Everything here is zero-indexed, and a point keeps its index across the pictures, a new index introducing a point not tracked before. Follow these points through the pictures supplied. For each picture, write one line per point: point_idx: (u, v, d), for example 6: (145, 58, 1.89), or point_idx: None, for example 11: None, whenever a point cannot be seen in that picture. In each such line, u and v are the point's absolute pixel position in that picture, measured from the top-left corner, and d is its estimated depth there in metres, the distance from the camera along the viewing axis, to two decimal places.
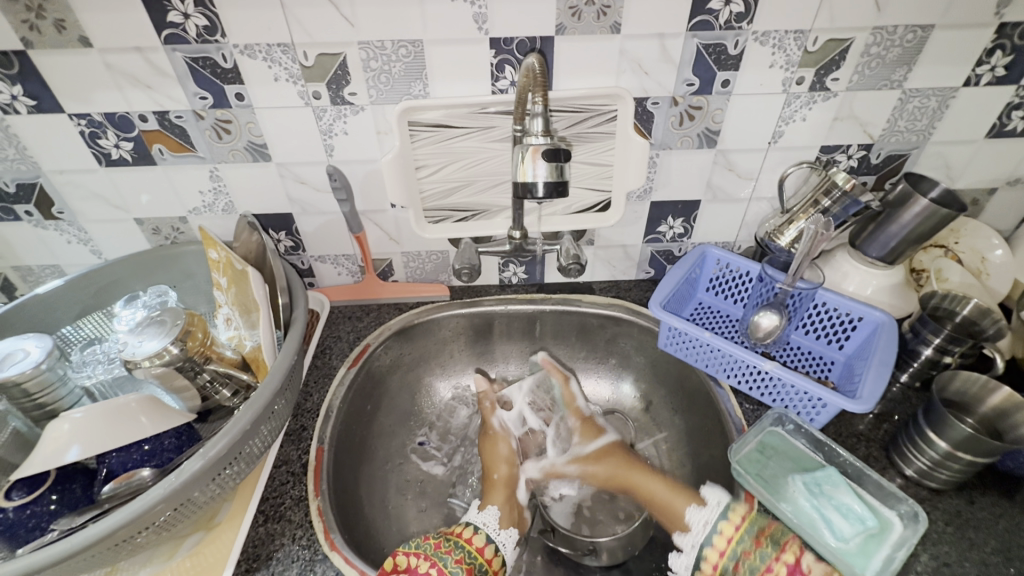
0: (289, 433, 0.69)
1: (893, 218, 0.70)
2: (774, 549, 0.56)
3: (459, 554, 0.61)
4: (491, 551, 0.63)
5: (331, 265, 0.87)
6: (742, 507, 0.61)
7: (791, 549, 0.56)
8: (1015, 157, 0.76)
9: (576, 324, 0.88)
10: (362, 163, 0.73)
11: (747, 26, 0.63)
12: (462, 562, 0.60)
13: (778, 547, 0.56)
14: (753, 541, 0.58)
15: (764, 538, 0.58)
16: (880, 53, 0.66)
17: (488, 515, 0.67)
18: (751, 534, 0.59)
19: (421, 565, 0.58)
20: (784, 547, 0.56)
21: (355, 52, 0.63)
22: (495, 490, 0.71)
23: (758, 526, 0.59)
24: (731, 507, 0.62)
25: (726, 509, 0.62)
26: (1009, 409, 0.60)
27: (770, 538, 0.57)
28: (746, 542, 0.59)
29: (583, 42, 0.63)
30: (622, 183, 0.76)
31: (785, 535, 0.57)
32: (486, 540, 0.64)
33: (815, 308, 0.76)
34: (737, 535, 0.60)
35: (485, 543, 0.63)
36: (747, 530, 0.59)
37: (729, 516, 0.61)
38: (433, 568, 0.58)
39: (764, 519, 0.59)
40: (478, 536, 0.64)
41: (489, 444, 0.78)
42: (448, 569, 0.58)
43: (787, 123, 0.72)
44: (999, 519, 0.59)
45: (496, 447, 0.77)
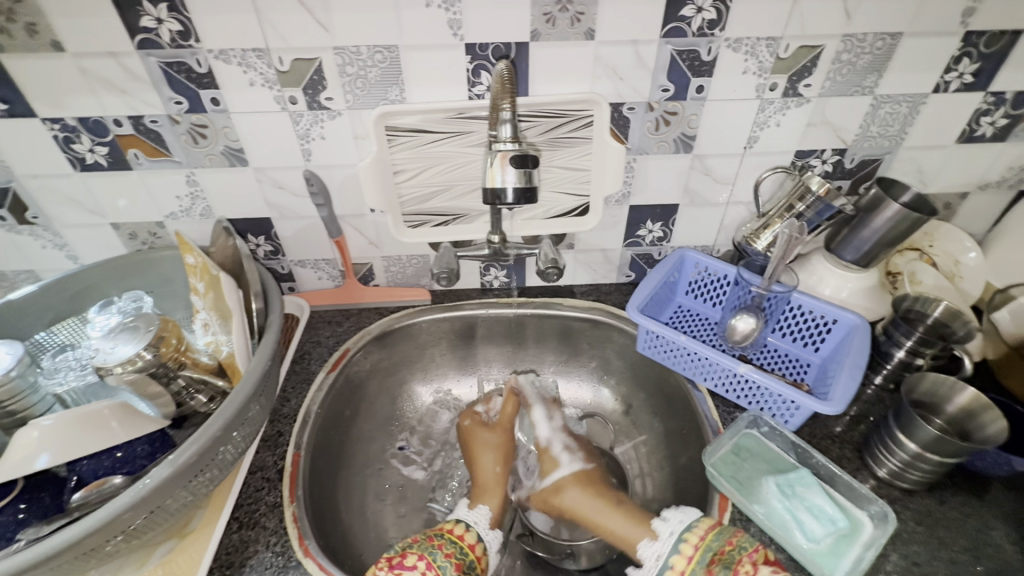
0: (266, 439, 0.69)
1: (866, 222, 0.71)
2: (727, 575, 0.52)
3: (450, 549, 0.58)
4: (480, 549, 0.61)
5: (311, 270, 0.87)
6: (694, 534, 0.56)
7: (745, 571, 0.51)
8: (985, 162, 0.78)
9: (557, 328, 0.88)
10: (340, 168, 0.73)
11: (719, 33, 0.64)
12: (452, 557, 0.57)
13: (731, 571, 0.52)
14: (707, 570, 0.54)
15: (717, 563, 0.53)
16: (851, 60, 0.67)
17: (478, 514, 0.65)
18: (705, 564, 0.54)
19: (409, 559, 0.55)
20: (736, 572, 0.51)
21: (331, 58, 0.63)
22: (486, 488, 0.70)
23: (710, 553, 0.54)
24: (683, 537, 0.57)
25: (676, 539, 0.57)
26: (977, 409, 0.61)
27: (722, 563, 0.53)
28: (701, 574, 0.54)
29: (558, 48, 0.64)
30: (600, 188, 0.77)
31: (741, 557, 0.52)
32: (476, 538, 0.62)
33: (790, 311, 0.77)
34: (691, 566, 0.55)
35: (475, 541, 0.61)
36: (700, 559, 0.55)
37: (680, 548, 0.56)
38: (423, 561, 0.55)
39: (717, 543, 0.55)
40: (469, 533, 0.62)
41: (478, 434, 0.77)
42: (436, 563, 0.55)
43: (761, 128, 0.72)
44: (969, 518, 0.60)
45: (486, 436, 0.77)
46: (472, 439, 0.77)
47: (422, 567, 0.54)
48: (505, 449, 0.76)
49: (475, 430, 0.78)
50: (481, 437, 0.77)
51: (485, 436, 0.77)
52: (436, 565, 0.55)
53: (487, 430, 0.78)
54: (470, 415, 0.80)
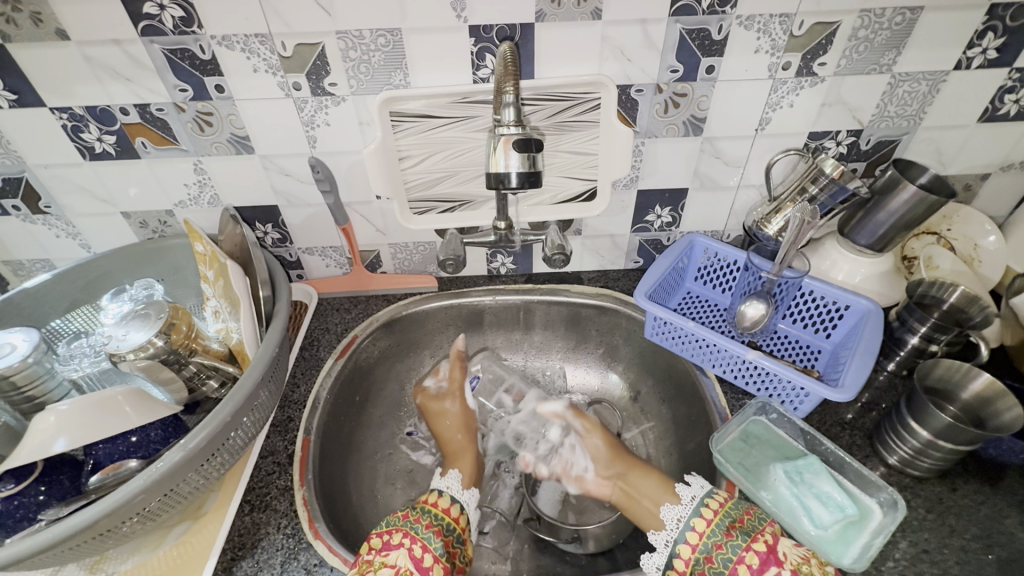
0: (276, 424, 0.70)
1: (881, 205, 0.69)
2: (744, 539, 0.54)
3: (428, 519, 0.59)
4: (456, 510, 0.64)
5: (319, 257, 0.87)
6: (716, 501, 0.60)
7: (763, 538, 0.54)
8: (1009, 142, 0.75)
9: (564, 314, 0.88)
10: (346, 155, 0.73)
11: (730, 11, 0.62)
12: (433, 526, 0.59)
13: (749, 536, 0.54)
14: (724, 533, 0.56)
15: (736, 529, 0.56)
16: (868, 37, 0.64)
17: (450, 479, 0.68)
18: (723, 527, 0.57)
19: (395, 537, 0.56)
20: (754, 537, 0.54)
21: (333, 42, 0.62)
22: (457, 454, 0.73)
23: (730, 519, 0.57)
24: (705, 502, 0.60)
25: (699, 503, 0.60)
26: (991, 396, 0.60)
27: (742, 529, 0.56)
28: (717, 535, 0.57)
29: (563, 29, 0.62)
30: (608, 172, 0.76)
31: (761, 527, 0.56)
32: (450, 501, 0.64)
33: (801, 297, 0.75)
34: (709, 529, 0.58)
35: (445, 502, 0.64)
36: (719, 523, 0.57)
37: (700, 511, 0.59)
38: (407, 538, 0.56)
39: (738, 512, 0.58)
40: (443, 499, 0.64)
41: (430, 402, 0.80)
42: (420, 537, 0.57)
43: (774, 109, 0.71)
44: (981, 506, 0.59)
45: (437, 405, 0.79)
46: (428, 408, 0.79)
47: (407, 543, 0.55)
48: (462, 418, 0.79)
49: (429, 399, 0.80)
50: (434, 406, 0.79)
51: (438, 405, 0.79)
52: (420, 538, 0.57)
53: (437, 400, 0.80)
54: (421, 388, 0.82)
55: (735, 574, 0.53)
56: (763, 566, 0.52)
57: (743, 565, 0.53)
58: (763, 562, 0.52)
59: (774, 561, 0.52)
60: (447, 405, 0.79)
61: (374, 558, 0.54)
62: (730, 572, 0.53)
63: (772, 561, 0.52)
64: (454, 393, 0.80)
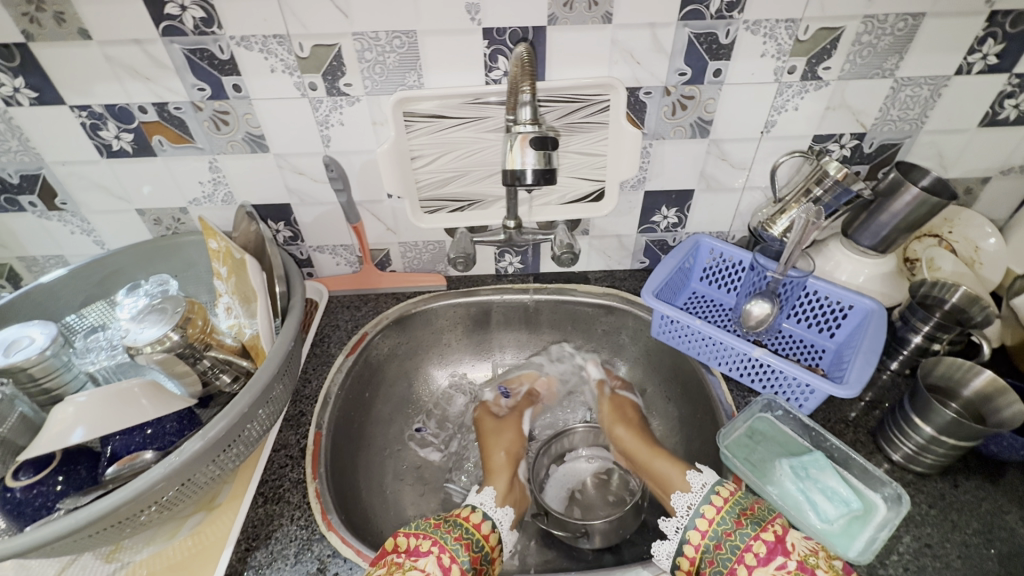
0: (288, 418, 0.71)
1: (884, 207, 0.70)
2: (754, 528, 0.54)
3: (459, 532, 0.58)
4: (488, 527, 0.62)
5: (329, 256, 0.88)
6: (727, 490, 0.59)
7: (773, 528, 0.54)
8: (1008, 147, 0.76)
9: (570, 313, 0.89)
10: (359, 154, 0.74)
11: (738, 15, 0.63)
12: (462, 539, 0.58)
13: (759, 526, 0.54)
14: (734, 522, 0.56)
15: (747, 518, 0.56)
16: (871, 42, 0.66)
17: (485, 495, 0.67)
18: (733, 516, 0.57)
19: (423, 543, 0.56)
20: (764, 526, 0.54)
21: (350, 43, 0.64)
22: (495, 473, 0.73)
23: (741, 507, 0.57)
24: (714, 489, 0.60)
25: (709, 491, 0.60)
26: (992, 393, 0.61)
27: (752, 518, 0.56)
28: (727, 523, 0.57)
29: (575, 31, 0.64)
30: (616, 173, 0.77)
31: (770, 517, 0.56)
32: (483, 517, 0.63)
33: (806, 297, 0.77)
34: (719, 516, 0.58)
35: (482, 520, 0.62)
36: (729, 512, 0.57)
37: (711, 498, 0.59)
38: (436, 546, 0.56)
39: (747, 502, 0.58)
40: (475, 514, 0.63)
41: (484, 425, 0.81)
42: (450, 547, 0.56)
43: (779, 113, 0.72)
44: (983, 501, 0.60)
45: (494, 428, 0.81)
46: (480, 429, 0.81)
47: (436, 552, 0.55)
48: (512, 442, 0.78)
49: (485, 420, 0.82)
50: (491, 427, 0.81)
51: (495, 428, 0.81)
52: (449, 549, 0.56)
53: (497, 421, 0.82)
54: (482, 405, 0.85)
55: (741, 562, 0.53)
56: (770, 554, 0.52)
57: (751, 553, 0.53)
58: (771, 551, 0.52)
59: (781, 552, 0.52)
60: (502, 429, 0.80)
61: (403, 561, 0.54)
62: (737, 560, 0.54)
63: (779, 551, 0.52)
64: (510, 422, 0.82)
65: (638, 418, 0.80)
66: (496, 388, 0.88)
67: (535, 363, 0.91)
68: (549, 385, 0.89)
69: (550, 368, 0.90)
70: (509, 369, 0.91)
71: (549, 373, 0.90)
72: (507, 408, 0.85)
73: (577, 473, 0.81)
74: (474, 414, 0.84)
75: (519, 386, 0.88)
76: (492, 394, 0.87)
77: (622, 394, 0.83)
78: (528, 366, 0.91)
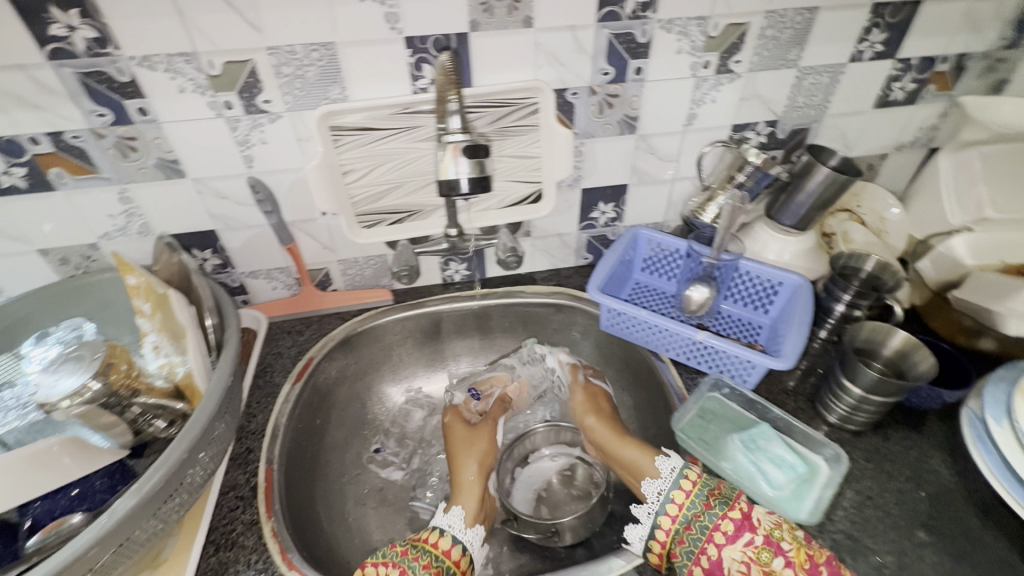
0: (235, 457, 0.67)
1: (801, 187, 0.75)
2: (722, 508, 0.57)
3: (427, 559, 0.58)
4: (457, 551, 0.61)
5: (265, 281, 0.83)
6: (694, 473, 0.61)
7: (739, 506, 0.57)
8: (901, 125, 0.84)
9: (521, 315, 0.89)
10: (285, 173, 0.71)
11: (652, 15, 0.66)
12: (429, 568, 0.57)
13: (726, 505, 0.57)
14: (703, 503, 0.58)
15: (715, 498, 0.58)
16: (774, 35, 0.70)
17: (453, 515, 0.64)
18: (702, 498, 0.59)
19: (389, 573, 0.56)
20: (731, 505, 0.57)
21: (264, 58, 0.61)
22: (463, 489, 0.70)
23: (708, 489, 0.59)
24: (682, 472, 0.61)
25: (678, 475, 0.61)
26: (909, 350, 0.66)
27: (719, 498, 0.58)
28: (697, 506, 0.58)
29: (497, 36, 0.64)
30: (551, 173, 0.78)
31: (736, 495, 0.58)
32: (452, 541, 0.61)
33: (740, 278, 0.81)
34: (688, 501, 0.59)
35: (451, 545, 0.61)
36: (698, 494, 0.59)
37: (680, 483, 0.61)
38: None
39: (714, 482, 0.60)
40: (444, 539, 0.61)
41: (453, 433, 0.78)
42: None
43: (699, 105, 0.76)
44: (910, 450, 0.65)
45: (464, 437, 0.77)
46: (451, 438, 0.78)
47: None
48: (485, 453, 0.75)
49: (455, 427, 0.79)
50: (461, 438, 0.77)
51: (465, 438, 0.77)
52: None
53: (468, 429, 0.78)
54: (452, 411, 0.82)
55: (711, 541, 0.55)
56: (738, 532, 0.54)
57: (719, 533, 0.55)
58: (738, 529, 0.55)
59: (749, 527, 0.54)
60: (473, 438, 0.77)
61: None
62: (707, 539, 0.56)
63: (747, 527, 0.54)
64: (482, 428, 0.78)
65: (611, 409, 0.79)
66: (465, 389, 0.84)
67: (505, 367, 0.87)
68: (521, 391, 0.86)
69: (521, 370, 0.87)
70: (477, 374, 0.88)
71: (520, 376, 0.87)
72: (478, 415, 0.82)
73: (542, 474, 0.81)
74: (445, 420, 0.81)
75: (490, 388, 0.84)
76: (462, 397, 0.84)
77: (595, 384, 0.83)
78: (498, 370, 0.87)
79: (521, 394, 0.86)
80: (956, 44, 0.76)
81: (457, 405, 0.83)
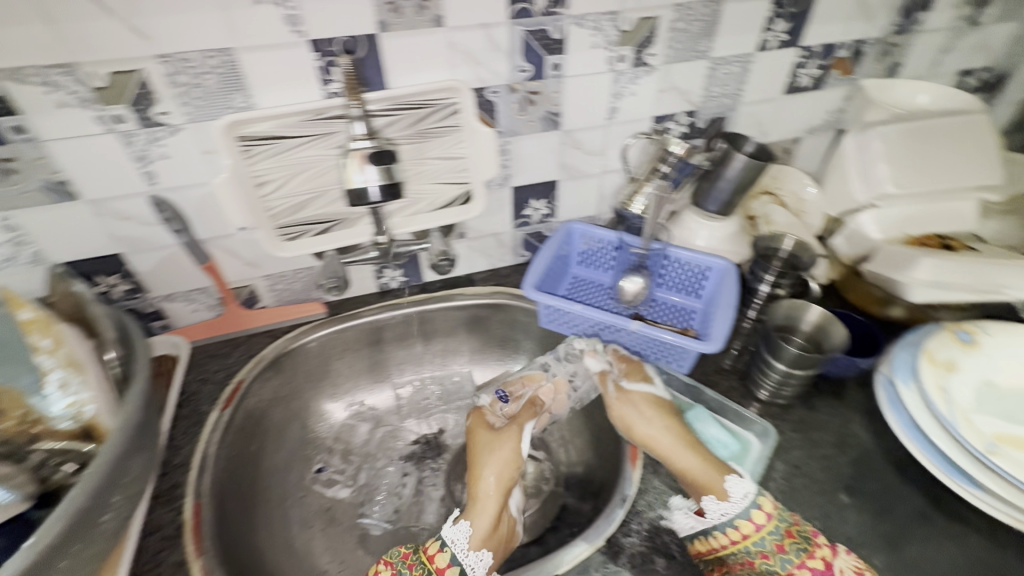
0: (159, 495, 0.63)
1: (721, 174, 0.78)
2: (799, 555, 0.54)
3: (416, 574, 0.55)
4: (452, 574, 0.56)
5: (183, 303, 0.78)
6: (769, 504, 0.57)
7: (819, 554, 0.54)
8: (809, 111, 0.88)
9: (462, 317, 0.88)
10: (194, 188, 0.66)
11: (564, 11, 0.66)
12: None
13: (804, 553, 0.54)
14: (776, 543, 0.55)
15: (789, 540, 0.55)
16: (684, 28, 0.72)
17: (461, 530, 0.58)
18: (776, 537, 0.55)
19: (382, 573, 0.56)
20: (811, 554, 0.54)
21: (155, 67, 0.56)
22: (480, 504, 0.61)
23: (785, 527, 0.56)
24: (756, 502, 0.56)
25: (751, 504, 0.56)
26: (825, 323, 0.70)
27: (796, 542, 0.55)
28: (768, 544, 0.55)
29: (408, 37, 0.62)
30: (479, 174, 0.77)
31: (812, 538, 0.55)
32: (450, 560, 0.56)
33: (671, 265, 0.83)
34: (757, 535, 0.55)
35: (447, 564, 0.56)
36: (773, 530, 0.56)
37: (753, 512, 0.56)
38: None
39: (789, 518, 0.57)
40: (443, 555, 0.57)
41: (477, 438, 0.67)
42: None
43: (620, 99, 0.77)
44: (833, 417, 0.69)
45: (488, 443, 0.66)
46: (473, 444, 0.67)
47: None
48: (511, 462, 0.64)
49: (479, 433, 0.68)
50: (485, 443, 0.66)
51: (490, 443, 0.66)
52: None
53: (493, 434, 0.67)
54: (477, 413, 0.70)
55: None
56: None
57: None
58: None
59: None
60: (498, 442, 0.66)
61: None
62: None
63: None
64: (506, 432, 0.66)
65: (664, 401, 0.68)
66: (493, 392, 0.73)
67: (539, 365, 0.76)
68: (556, 392, 0.74)
69: (556, 369, 0.76)
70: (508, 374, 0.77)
71: (557, 376, 0.75)
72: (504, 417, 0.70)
73: None
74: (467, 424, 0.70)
75: (519, 391, 0.73)
76: (488, 400, 0.72)
77: (638, 366, 0.72)
78: (531, 369, 0.76)
79: (557, 397, 0.74)
80: (851, 31, 0.80)
81: (484, 407, 0.71)
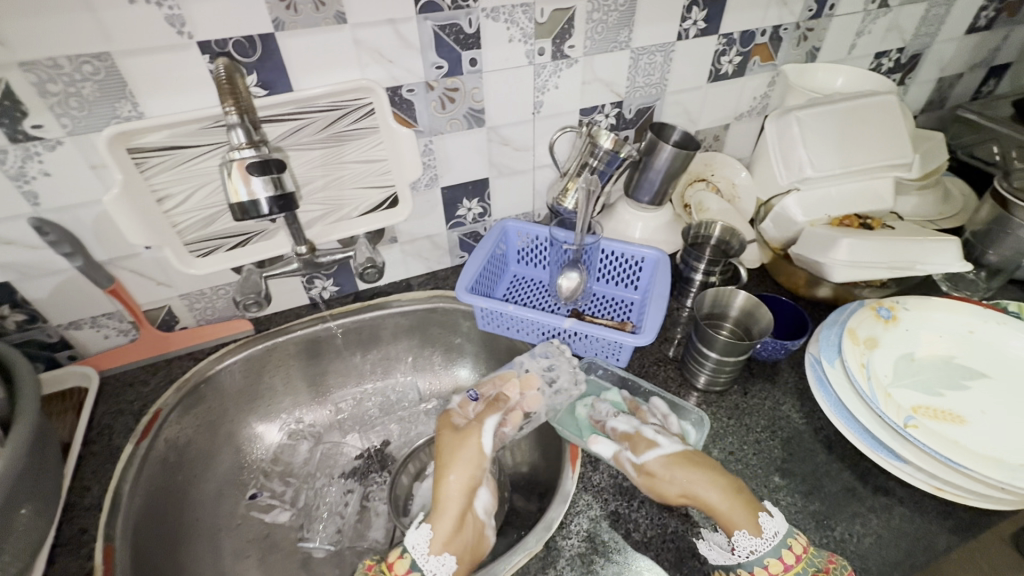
0: (63, 542, 0.57)
1: (650, 165, 0.77)
2: None
3: None
4: None
5: (92, 330, 0.73)
6: (799, 546, 0.53)
7: None
8: (734, 98, 0.89)
9: (399, 324, 0.85)
10: (85, 207, 0.61)
11: (474, 4, 0.64)
12: None
13: None
14: None
15: None
16: (602, 18, 0.71)
17: (421, 532, 0.53)
18: None
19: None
20: None
21: (19, 76, 0.51)
22: (443, 507, 0.55)
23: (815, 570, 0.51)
24: (787, 542, 0.52)
25: (780, 544, 0.52)
26: (752, 308, 0.71)
27: None
28: None
29: (309, 35, 0.59)
30: (402, 176, 0.74)
31: None
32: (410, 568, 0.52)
33: (606, 258, 0.83)
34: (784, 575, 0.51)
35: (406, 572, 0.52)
36: (801, 572, 0.51)
37: (780, 552, 0.52)
38: None
39: (821, 562, 0.52)
40: (402, 561, 0.53)
41: (445, 440, 0.61)
42: None
43: (543, 93, 0.75)
44: (766, 401, 0.70)
45: (452, 442, 0.61)
46: (438, 446, 0.61)
47: None
48: (475, 461, 0.59)
49: (445, 434, 0.62)
50: (450, 442, 0.61)
51: (453, 442, 0.61)
52: None
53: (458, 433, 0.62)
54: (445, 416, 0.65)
55: None
56: None
57: None
58: None
59: None
60: (461, 441, 0.60)
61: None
62: None
63: None
64: (471, 428, 0.61)
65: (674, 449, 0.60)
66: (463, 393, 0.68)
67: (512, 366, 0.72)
68: (527, 389, 0.68)
69: (529, 365, 0.72)
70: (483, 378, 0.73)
71: (529, 372, 0.71)
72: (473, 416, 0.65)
73: None
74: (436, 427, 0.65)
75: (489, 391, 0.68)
76: (459, 403, 0.67)
77: (638, 434, 0.61)
78: (502, 370, 0.72)
79: (527, 394, 0.68)
80: (768, 17, 0.81)
81: (453, 411, 0.66)
